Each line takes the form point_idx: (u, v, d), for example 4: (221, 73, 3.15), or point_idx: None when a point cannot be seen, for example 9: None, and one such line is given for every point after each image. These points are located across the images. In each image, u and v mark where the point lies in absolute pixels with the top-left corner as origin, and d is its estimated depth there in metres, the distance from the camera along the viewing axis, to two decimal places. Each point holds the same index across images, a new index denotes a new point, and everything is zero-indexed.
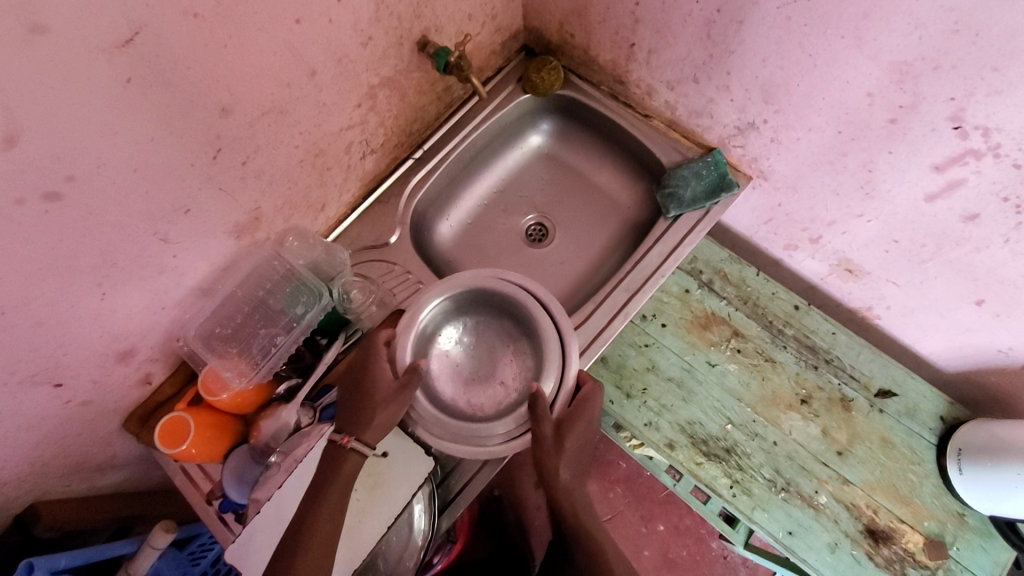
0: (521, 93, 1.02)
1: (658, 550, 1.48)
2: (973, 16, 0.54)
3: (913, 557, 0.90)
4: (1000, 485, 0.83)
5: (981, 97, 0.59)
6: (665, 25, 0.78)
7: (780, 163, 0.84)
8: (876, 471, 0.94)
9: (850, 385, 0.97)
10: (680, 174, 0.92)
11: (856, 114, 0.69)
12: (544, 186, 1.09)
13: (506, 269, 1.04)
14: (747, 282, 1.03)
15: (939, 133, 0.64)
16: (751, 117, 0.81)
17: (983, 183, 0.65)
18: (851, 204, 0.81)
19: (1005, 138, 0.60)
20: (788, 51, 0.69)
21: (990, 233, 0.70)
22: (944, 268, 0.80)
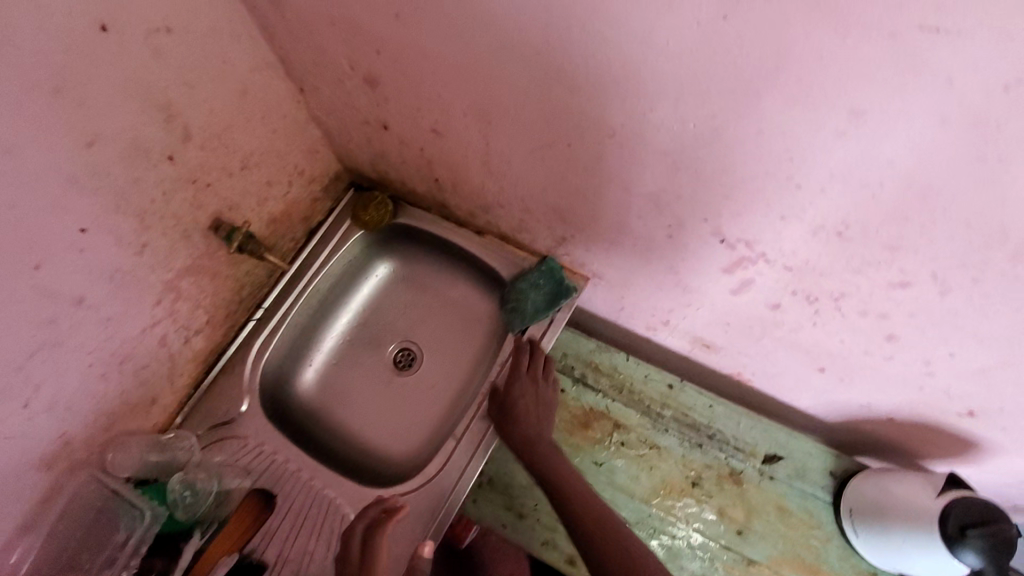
0: (355, 230, 1.01)
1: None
2: (686, 158, 0.52)
3: None
4: (891, 545, 0.81)
5: (728, 218, 0.58)
6: (453, 165, 0.79)
7: (603, 264, 0.85)
8: (779, 543, 0.91)
9: (737, 457, 0.96)
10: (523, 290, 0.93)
11: (639, 230, 0.70)
12: (405, 310, 1.08)
13: (376, 406, 1.01)
14: (619, 369, 1.03)
15: (711, 244, 0.64)
16: (560, 231, 0.82)
17: (768, 281, 0.65)
18: (677, 296, 0.82)
19: (765, 249, 0.59)
20: (557, 182, 0.69)
21: (799, 318, 0.69)
22: (779, 343, 0.79)
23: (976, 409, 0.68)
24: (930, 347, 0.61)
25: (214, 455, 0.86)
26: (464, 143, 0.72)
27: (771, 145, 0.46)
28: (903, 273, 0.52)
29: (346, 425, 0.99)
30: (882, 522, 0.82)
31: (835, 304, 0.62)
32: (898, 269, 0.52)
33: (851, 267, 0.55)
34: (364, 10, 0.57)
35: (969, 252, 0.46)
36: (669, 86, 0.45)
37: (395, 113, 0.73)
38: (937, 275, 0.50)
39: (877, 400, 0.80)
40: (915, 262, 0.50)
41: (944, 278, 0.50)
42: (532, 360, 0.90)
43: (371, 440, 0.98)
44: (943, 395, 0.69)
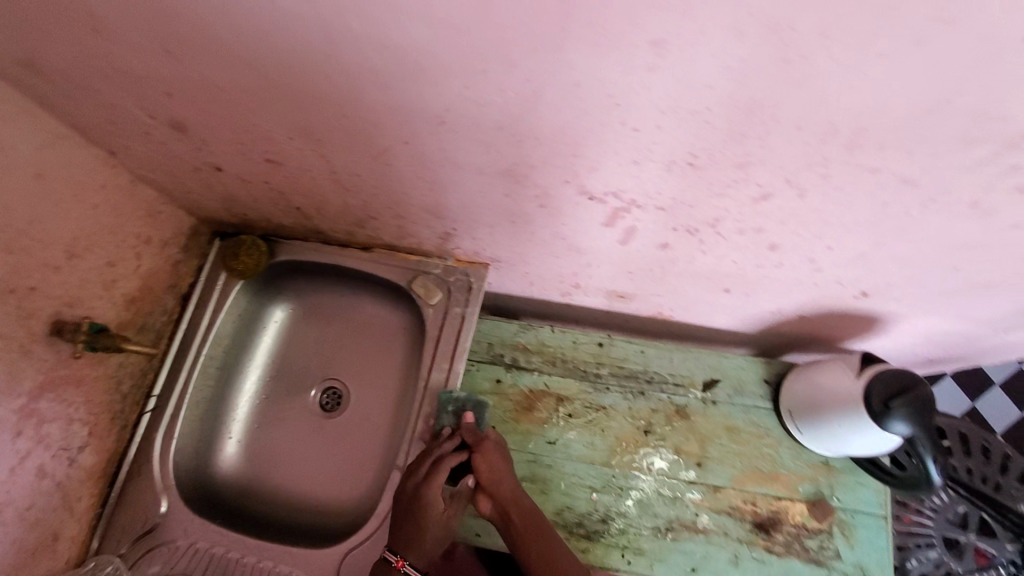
0: (233, 282, 0.94)
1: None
2: (522, 128, 0.49)
3: (805, 528, 0.90)
4: (836, 435, 0.83)
5: (587, 175, 0.56)
6: (305, 189, 0.72)
7: (497, 247, 0.82)
8: (736, 462, 0.94)
9: (678, 393, 0.98)
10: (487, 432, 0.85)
11: (512, 207, 0.66)
12: (317, 348, 1.01)
13: (313, 458, 0.95)
14: (546, 343, 1.02)
15: (581, 204, 0.62)
16: (440, 227, 0.78)
17: (647, 224, 0.64)
18: (575, 259, 0.80)
19: (632, 196, 0.58)
20: (413, 183, 0.65)
21: (687, 250, 0.69)
22: (681, 277, 0.80)
23: (870, 289, 0.71)
24: (810, 246, 0.62)
25: (145, 572, 0.79)
26: (306, 168, 0.66)
27: (593, 97, 0.44)
28: (761, 187, 0.52)
29: (288, 488, 0.93)
30: (819, 416, 0.84)
31: (714, 229, 0.62)
32: (756, 184, 0.51)
33: (714, 193, 0.54)
34: (128, 53, 0.50)
35: (809, 153, 0.45)
36: (472, 60, 0.42)
37: (220, 153, 0.66)
38: (790, 181, 0.50)
39: (784, 303, 0.82)
40: (768, 174, 0.49)
41: (797, 180, 0.50)
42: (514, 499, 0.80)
43: (316, 496, 0.92)
44: (837, 285, 0.71)
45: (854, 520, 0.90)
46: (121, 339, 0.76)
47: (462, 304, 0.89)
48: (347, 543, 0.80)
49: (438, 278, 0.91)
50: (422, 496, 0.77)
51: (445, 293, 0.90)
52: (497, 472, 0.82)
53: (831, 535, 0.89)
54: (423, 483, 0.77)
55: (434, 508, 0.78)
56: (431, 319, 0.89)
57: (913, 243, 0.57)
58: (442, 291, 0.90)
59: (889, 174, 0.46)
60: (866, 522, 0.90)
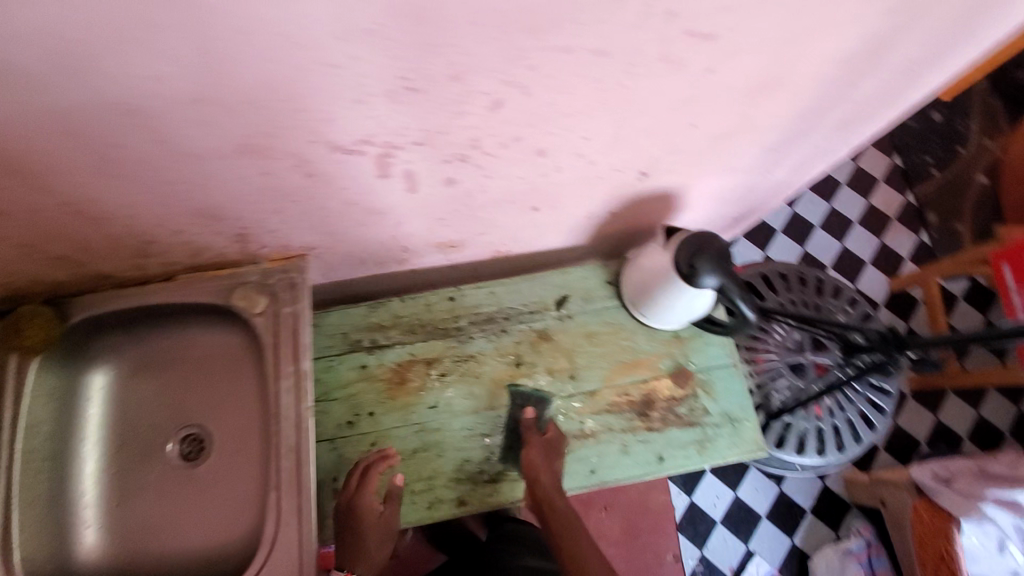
0: (27, 362, 0.83)
1: (577, 504, 1.56)
2: (224, 94, 0.47)
3: (674, 398, 0.99)
4: (672, 301, 0.90)
5: (326, 128, 0.54)
6: (52, 232, 0.65)
7: (301, 234, 0.79)
8: (603, 362, 1.00)
9: (535, 319, 1.02)
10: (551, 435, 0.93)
11: (282, 185, 0.64)
12: (161, 399, 0.94)
13: (191, 510, 0.89)
14: (400, 314, 1.02)
15: (344, 161, 0.61)
16: (229, 231, 0.73)
17: (418, 163, 0.64)
18: (383, 221, 0.79)
19: (384, 138, 0.58)
20: (162, 189, 0.60)
21: (474, 178, 0.71)
22: (489, 208, 0.82)
23: (645, 167, 0.77)
24: (570, 141, 0.65)
25: None
26: (34, 208, 0.59)
27: (267, 41, 0.42)
28: (488, 94, 0.53)
29: (173, 550, 0.87)
30: (655, 290, 0.91)
31: (481, 150, 0.64)
32: (481, 92, 0.53)
33: (453, 112, 0.55)
34: None
35: (503, 47, 0.47)
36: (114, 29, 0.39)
37: None
38: (507, 80, 0.52)
39: (591, 204, 0.88)
40: (484, 78, 0.51)
41: (513, 78, 0.52)
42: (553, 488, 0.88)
43: (206, 546, 0.87)
44: (618, 171, 0.76)
45: (712, 376, 1.00)
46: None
47: (291, 302, 0.85)
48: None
49: (259, 284, 0.86)
50: (357, 506, 0.86)
51: (270, 296, 0.85)
52: (544, 460, 0.90)
53: (696, 397, 0.99)
54: (355, 491, 0.87)
55: (369, 519, 0.86)
56: (263, 327, 0.84)
57: (648, 113, 0.62)
58: (266, 296, 0.85)
59: (582, 50, 0.49)
60: (721, 374, 1.00)
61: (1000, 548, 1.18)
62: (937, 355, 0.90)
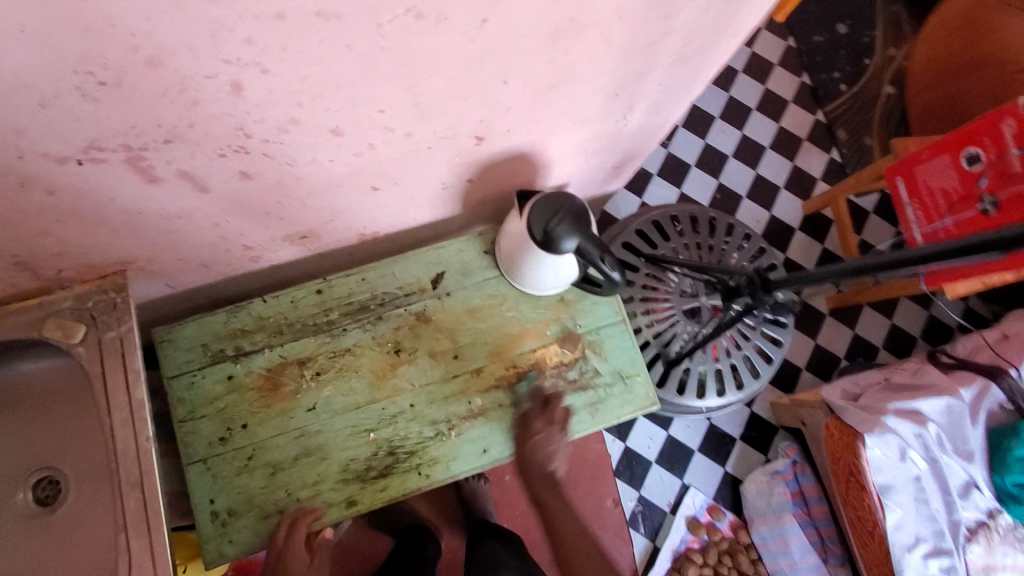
0: None
1: None
2: None
3: (563, 364, 0.95)
4: (538, 267, 0.82)
5: (25, 140, 0.45)
6: None
7: (100, 252, 0.69)
8: (487, 338, 0.95)
9: (411, 301, 0.96)
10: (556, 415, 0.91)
11: (25, 207, 0.54)
12: (2, 446, 0.85)
13: (54, 559, 0.82)
14: (263, 316, 0.94)
15: (84, 171, 0.51)
16: (1, 261, 0.63)
17: (188, 162, 0.55)
18: (196, 226, 0.70)
19: (115, 141, 0.48)
20: None
21: (276, 168, 0.62)
22: (319, 195, 0.73)
23: (478, 131, 0.69)
24: (365, 114, 0.57)
25: None
26: None
27: None
28: (216, 77, 0.44)
29: None
30: (522, 255, 0.82)
31: (257, 138, 0.55)
32: (203, 76, 0.44)
33: (185, 103, 0.46)
34: None
35: (189, 20, 0.38)
36: None
37: None
38: (227, 59, 0.43)
39: (440, 175, 0.80)
40: (193, 60, 0.42)
41: (234, 56, 0.42)
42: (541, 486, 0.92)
43: None
44: (448, 139, 0.69)
45: (600, 335, 0.97)
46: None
47: (115, 325, 0.76)
48: None
49: (74, 311, 0.76)
50: (284, 564, 0.82)
51: (89, 322, 0.76)
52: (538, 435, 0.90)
53: (586, 358, 0.96)
54: (283, 547, 0.82)
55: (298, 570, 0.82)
56: (87, 358, 0.75)
57: (441, 74, 0.54)
58: (86, 322, 0.76)
59: (301, 13, 0.40)
60: (609, 332, 0.97)
61: (902, 456, 1.23)
62: (792, 297, 0.90)
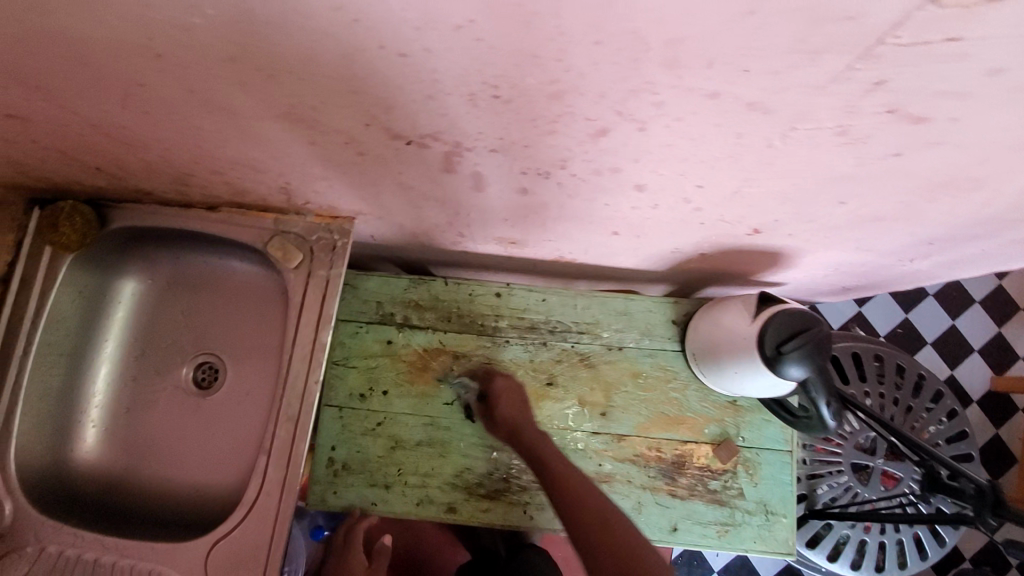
0: (62, 257, 0.80)
1: None
2: (259, 57, 0.37)
3: (710, 469, 0.88)
4: (747, 372, 0.73)
5: (386, 115, 0.44)
6: (84, 146, 0.58)
7: (349, 201, 0.71)
8: (642, 409, 0.89)
9: (581, 341, 0.92)
10: (492, 387, 0.85)
11: (331, 157, 0.55)
12: (186, 320, 0.90)
13: (189, 440, 0.87)
14: (440, 297, 0.93)
15: (404, 150, 0.51)
16: (274, 182, 0.66)
17: (492, 169, 0.54)
18: (440, 209, 0.69)
19: (454, 138, 0.47)
20: (198, 134, 0.52)
21: (554, 196, 0.60)
22: (563, 223, 0.70)
23: (761, 226, 0.62)
24: (679, 185, 0.52)
25: None
26: (58, 121, 0.52)
27: (317, 10, 0.31)
28: (593, 120, 0.41)
29: (163, 476, 0.85)
30: (734, 353, 0.75)
31: (567, 171, 0.52)
32: (583, 117, 0.41)
33: (542, 130, 0.44)
34: None
35: (624, 75, 0.35)
36: None
37: None
38: (621, 112, 0.39)
39: (682, 243, 0.74)
40: (590, 104, 0.39)
41: (629, 111, 0.39)
42: (549, 453, 0.78)
43: (195, 481, 0.85)
44: (725, 223, 0.63)
45: (759, 457, 0.88)
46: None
47: (327, 266, 0.79)
48: (212, 535, 0.73)
49: (299, 238, 0.80)
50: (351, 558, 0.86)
51: (307, 253, 0.79)
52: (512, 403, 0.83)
53: (735, 474, 0.88)
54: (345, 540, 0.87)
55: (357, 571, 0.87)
56: (294, 284, 0.79)
57: (788, 178, 0.48)
58: (303, 252, 0.79)
59: (731, 97, 0.36)
60: (769, 459, 0.88)
61: None
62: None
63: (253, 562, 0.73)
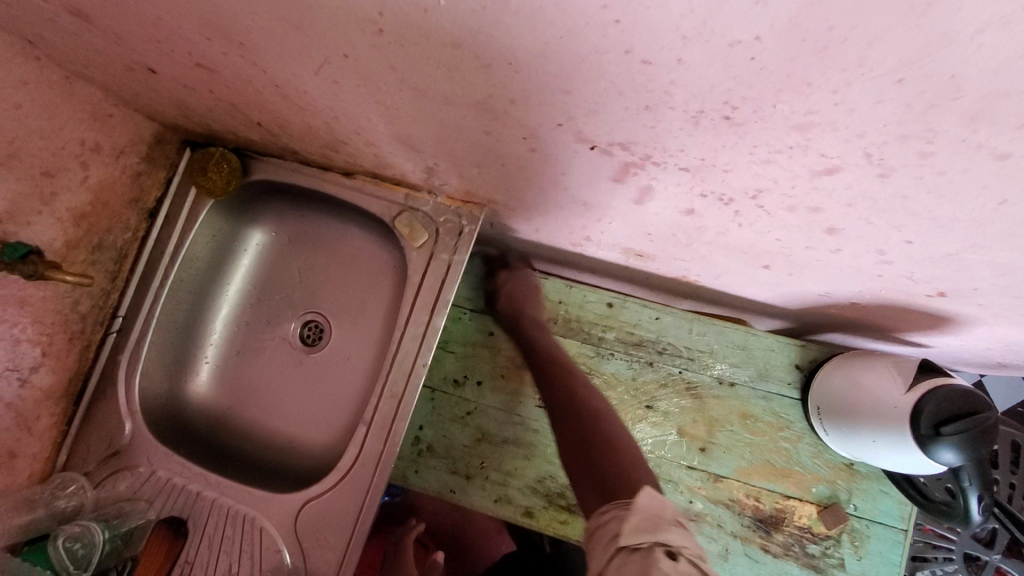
0: (205, 200, 0.84)
1: None
2: (483, 48, 0.34)
3: (810, 532, 0.81)
4: (900, 448, 0.66)
5: (584, 118, 0.40)
6: (255, 101, 0.59)
7: (488, 190, 0.68)
8: (746, 453, 0.83)
9: (690, 368, 0.86)
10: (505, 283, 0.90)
11: (494, 146, 0.52)
12: (301, 277, 0.92)
13: (289, 394, 0.89)
14: (549, 296, 0.90)
15: (582, 153, 0.47)
16: (423, 162, 0.64)
17: (668, 186, 0.49)
18: (582, 213, 0.65)
19: (646, 150, 0.43)
20: (375, 108, 0.51)
21: (720, 221, 0.55)
22: (710, 247, 0.64)
23: (950, 291, 0.55)
24: (883, 237, 0.46)
25: (111, 492, 0.77)
26: (242, 76, 0.53)
27: (580, 7, 0.28)
28: (827, 159, 0.36)
29: (262, 423, 0.88)
30: (883, 424, 0.67)
31: (755, 202, 0.47)
32: (819, 155, 0.36)
33: (758, 159, 0.39)
34: None
35: (908, 119, 0.29)
36: None
37: (143, 49, 0.53)
38: (871, 157, 0.34)
39: (838, 289, 0.67)
40: (837, 143, 0.34)
41: (881, 158, 0.34)
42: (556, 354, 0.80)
43: (290, 435, 0.87)
44: (909, 280, 0.55)
45: (868, 531, 0.81)
46: (47, 269, 0.64)
47: (450, 250, 0.78)
48: (306, 494, 0.76)
49: (427, 218, 0.79)
50: None
51: (433, 235, 0.78)
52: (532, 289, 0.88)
53: (839, 543, 0.81)
54: None
55: None
56: (415, 263, 0.79)
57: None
58: (429, 233, 0.79)
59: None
60: (881, 534, 0.81)
61: None
62: None
63: (339, 529, 0.74)
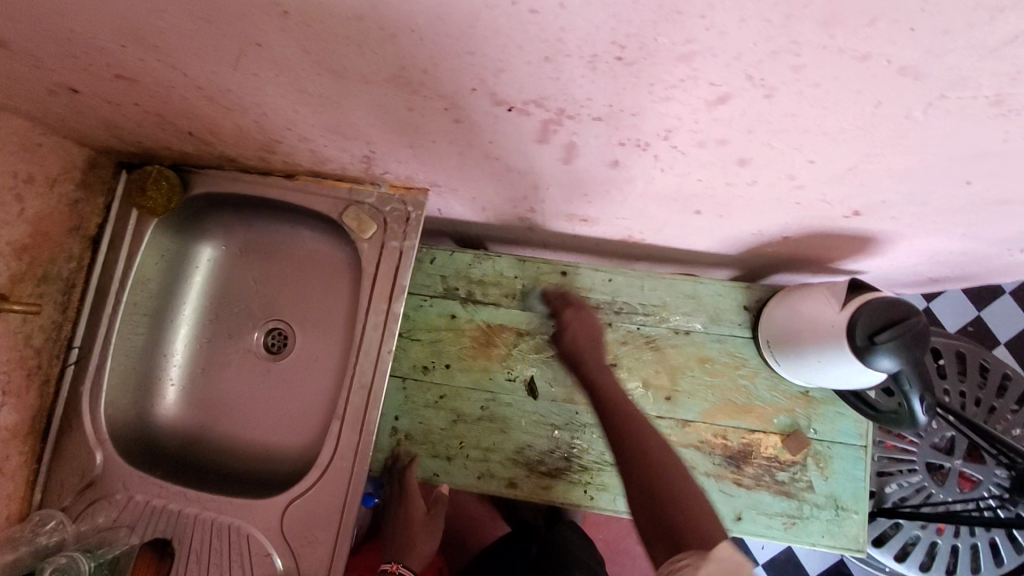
0: (148, 220, 0.83)
1: None
2: (385, 17, 0.36)
3: (777, 460, 0.86)
4: (842, 364, 0.70)
5: (495, 77, 0.43)
6: (182, 109, 0.60)
7: (427, 171, 0.70)
8: (709, 396, 0.87)
9: (647, 322, 0.90)
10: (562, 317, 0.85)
11: (421, 122, 0.54)
12: (257, 286, 0.91)
13: (260, 402, 0.89)
14: (505, 273, 0.92)
15: (502, 116, 0.50)
16: (359, 150, 0.66)
17: (588, 139, 0.52)
18: (519, 181, 0.68)
19: (558, 104, 0.46)
20: (301, 98, 0.52)
21: (644, 169, 0.58)
22: (644, 199, 0.68)
23: (863, 208, 0.59)
24: (788, 160, 0.50)
25: (91, 523, 0.76)
26: (164, 82, 0.53)
27: None
28: (716, 86, 0.39)
29: (237, 436, 0.88)
30: (824, 344, 0.72)
31: (669, 143, 0.50)
32: (709, 82, 0.39)
33: (658, 96, 0.42)
34: None
35: (772, 34, 0.33)
36: None
37: (60, 67, 0.53)
38: (753, 77, 0.37)
39: (767, 225, 0.71)
40: (720, 67, 0.37)
41: (762, 76, 0.37)
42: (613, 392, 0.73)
43: (267, 443, 0.87)
44: (825, 203, 0.59)
45: (831, 451, 0.86)
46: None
47: (400, 237, 0.79)
48: (288, 495, 0.76)
49: (373, 209, 0.80)
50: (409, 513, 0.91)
51: (381, 224, 0.80)
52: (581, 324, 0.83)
53: (805, 467, 0.86)
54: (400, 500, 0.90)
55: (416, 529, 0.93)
56: (367, 255, 0.80)
57: (917, 154, 0.45)
58: (377, 223, 0.80)
59: (884, 61, 0.34)
60: (842, 452, 0.86)
61: None
62: None
63: (326, 523, 0.75)
